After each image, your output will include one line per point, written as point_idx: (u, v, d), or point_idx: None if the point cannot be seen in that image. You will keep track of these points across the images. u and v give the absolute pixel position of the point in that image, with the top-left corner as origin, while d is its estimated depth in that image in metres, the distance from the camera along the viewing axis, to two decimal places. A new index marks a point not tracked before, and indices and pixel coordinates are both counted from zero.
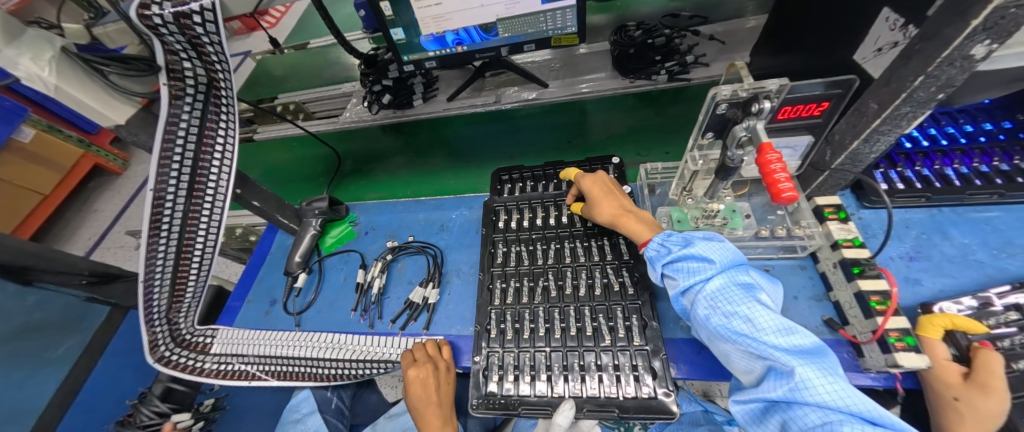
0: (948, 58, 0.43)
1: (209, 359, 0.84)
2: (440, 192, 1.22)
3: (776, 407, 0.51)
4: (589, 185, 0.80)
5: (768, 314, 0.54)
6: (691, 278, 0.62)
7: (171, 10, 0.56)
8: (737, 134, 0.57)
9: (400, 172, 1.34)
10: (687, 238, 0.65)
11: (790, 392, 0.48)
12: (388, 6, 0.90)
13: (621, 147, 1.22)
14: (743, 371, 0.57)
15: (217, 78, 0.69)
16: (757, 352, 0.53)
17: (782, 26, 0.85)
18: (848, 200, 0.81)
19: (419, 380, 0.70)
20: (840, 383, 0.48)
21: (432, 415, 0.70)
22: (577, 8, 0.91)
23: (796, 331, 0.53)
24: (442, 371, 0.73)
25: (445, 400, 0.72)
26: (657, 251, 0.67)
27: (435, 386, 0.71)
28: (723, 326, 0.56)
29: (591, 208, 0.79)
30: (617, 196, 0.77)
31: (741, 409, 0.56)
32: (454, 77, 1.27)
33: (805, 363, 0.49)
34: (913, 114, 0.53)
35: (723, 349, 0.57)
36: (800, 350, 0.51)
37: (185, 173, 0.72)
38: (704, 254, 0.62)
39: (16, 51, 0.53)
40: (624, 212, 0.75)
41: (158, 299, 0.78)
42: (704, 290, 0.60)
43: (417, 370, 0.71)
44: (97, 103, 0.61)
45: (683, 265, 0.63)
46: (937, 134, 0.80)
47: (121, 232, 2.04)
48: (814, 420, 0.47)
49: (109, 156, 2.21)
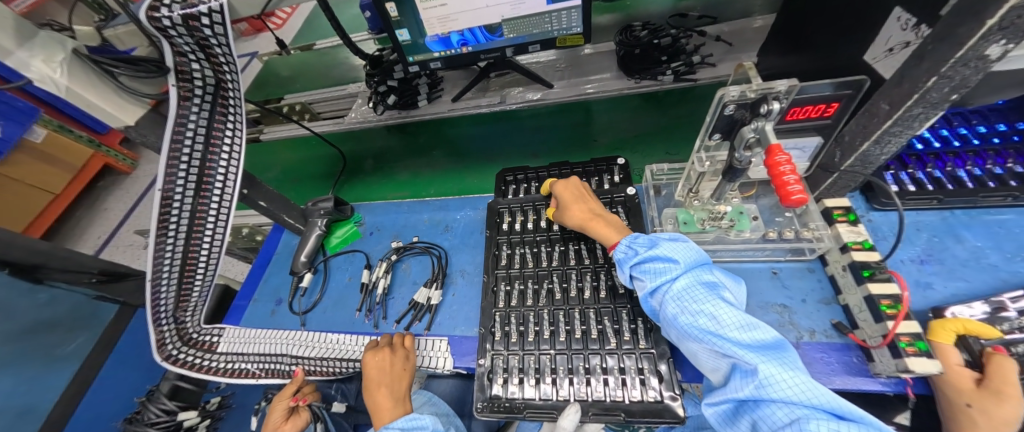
0: (962, 59, 0.43)
1: (216, 358, 0.85)
2: (465, 191, 1.21)
3: (745, 407, 0.51)
4: (560, 190, 0.82)
5: (731, 311, 0.55)
6: (658, 278, 0.62)
7: (180, 12, 0.56)
8: (746, 135, 0.56)
9: (416, 172, 1.34)
10: (652, 240, 0.66)
11: (756, 390, 0.48)
12: (394, 8, 0.90)
13: (636, 148, 1.20)
14: (711, 371, 0.56)
15: (225, 79, 0.70)
16: (723, 350, 0.53)
17: (791, 25, 0.84)
18: (858, 202, 0.80)
19: (376, 363, 0.72)
20: (802, 377, 0.48)
21: (384, 397, 0.70)
22: (583, 8, 0.91)
23: (757, 327, 0.53)
24: (399, 357, 0.73)
25: (400, 385, 0.71)
26: (625, 254, 0.67)
27: (389, 368, 0.71)
28: (690, 325, 0.56)
29: (562, 212, 0.81)
30: (587, 201, 0.79)
31: (713, 411, 0.55)
32: (459, 77, 1.27)
33: (767, 360, 0.50)
34: (926, 115, 0.52)
35: (691, 349, 0.57)
36: (761, 345, 0.52)
37: (193, 174, 0.73)
38: (668, 255, 0.63)
39: (29, 53, 0.54)
40: (593, 216, 0.76)
41: (166, 297, 0.78)
42: (671, 290, 0.60)
43: (374, 354, 0.73)
44: (108, 105, 0.62)
45: (650, 266, 0.64)
46: (949, 136, 0.79)
47: (130, 231, 2.06)
48: (782, 418, 0.46)
49: (118, 156, 2.23)
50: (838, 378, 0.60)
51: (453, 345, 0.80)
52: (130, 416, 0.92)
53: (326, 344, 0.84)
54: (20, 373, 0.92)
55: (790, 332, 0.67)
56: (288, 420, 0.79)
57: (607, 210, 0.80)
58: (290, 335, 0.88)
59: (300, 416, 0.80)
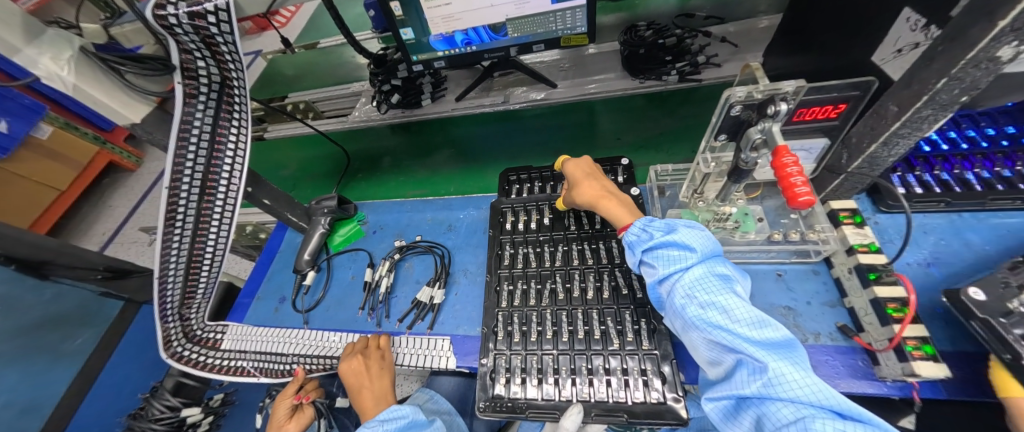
0: (973, 60, 0.42)
1: (219, 355, 0.87)
2: (485, 190, 1.20)
3: (747, 403, 0.51)
4: (571, 168, 0.83)
5: (743, 306, 0.55)
6: (670, 267, 0.62)
7: (186, 11, 0.56)
8: (752, 136, 0.55)
9: (436, 169, 1.33)
10: (669, 225, 0.66)
11: (762, 387, 0.48)
12: (399, 7, 0.90)
13: (660, 146, 1.18)
14: (713, 364, 0.56)
15: (230, 77, 0.70)
16: (731, 344, 0.52)
17: (797, 26, 0.84)
18: (864, 204, 0.79)
19: (352, 369, 0.72)
20: (811, 377, 0.48)
21: (367, 398, 0.71)
22: (588, 7, 0.91)
23: (768, 324, 0.53)
24: (374, 358, 0.75)
25: (381, 387, 0.72)
26: (638, 236, 0.67)
27: (366, 371, 0.72)
28: (698, 316, 0.56)
29: (572, 190, 0.81)
30: (598, 180, 0.79)
31: (714, 406, 0.55)
32: (463, 77, 1.27)
33: (778, 359, 0.50)
34: (935, 117, 0.52)
35: (695, 340, 0.57)
36: (771, 343, 0.52)
37: (199, 171, 0.73)
38: (685, 242, 0.62)
39: (37, 50, 0.54)
40: (605, 194, 0.76)
41: (172, 291, 0.79)
42: (683, 279, 0.60)
43: (350, 362, 0.73)
44: (114, 102, 0.62)
45: (663, 253, 0.63)
46: (957, 138, 0.78)
47: (135, 228, 2.08)
48: (786, 416, 0.45)
49: (123, 153, 2.25)
50: (842, 381, 0.60)
51: (455, 343, 0.80)
52: (133, 412, 0.92)
53: (330, 343, 0.85)
54: (25, 369, 0.92)
55: (795, 334, 0.67)
56: (293, 418, 0.79)
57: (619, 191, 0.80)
58: (295, 334, 0.88)
59: (303, 413, 0.80)
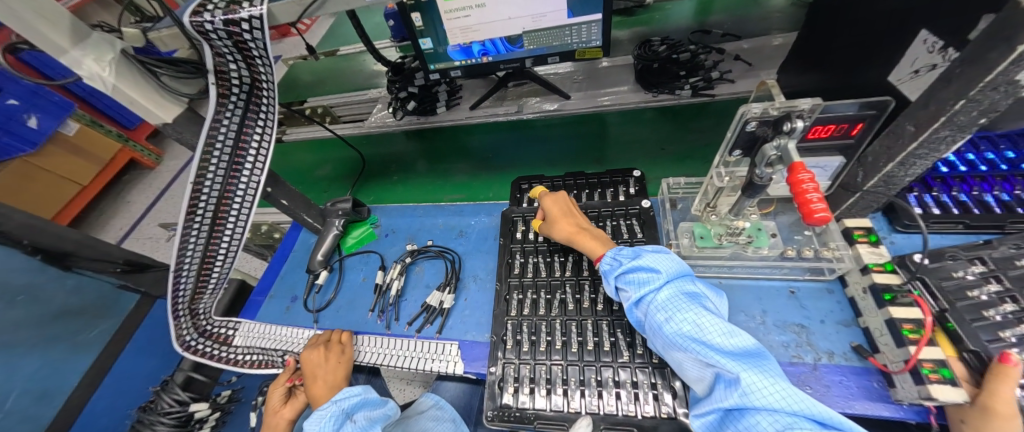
0: (992, 83, 0.42)
1: (233, 350, 0.90)
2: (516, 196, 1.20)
3: (730, 416, 0.50)
4: (550, 203, 0.83)
5: (712, 319, 0.55)
6: (642, 289, 0.63)
7: (221, 18, 0.59)
8: (767, 153, 0.56)
9: (474, 174, 1.33)
10: (636, 251, 0.68)
11: (739, 398, 0.48)
12: (420, 17, 0.93)
13: (709, 156, 1.17)
14: (696, 380, 0.56)
15: (260, 80, 0.72)
16: (707, 359, 0.53)
17: (813, 45, 0.84)
18: (879, 223, 0.79)
19: (311, 360, 0.77)
20: (783, 384, 0.48)
21: (319, 386, 0.74)
22: (604, 22, 0.93)
23: (738, 334, 0.54)
24: (334, 352, 0.79)
25: (333, 377, 0.75)
26: (610, 265, 0.69)
27: (323, 363, 0.76)
28: (675, 333, 0.56)
29: (548, 225, 0.81)
30: (574, 218, 0.80)
31: (700, 421, 0.53)
32: (478, 86, 1.30)
33: (748, 368, 0.50)
34: (953, 138, 0.52)
35: (677, 358, 0.57)
36: (743, 353, 0.52)
37: (222, 169, 0.75)
38: (651, 265, 0.64)
39: (82, 52, 0.57)
40: (579, 229, 0.77)
41: (185, 285, 0.81)
42: (655, 300, 0.61)
43: (309, 351, 0.78)
44: (148, 103, 0.66)
45: (633, 277, 0.64)
46: (976, 160, 0.77)
47: (152, 223, 2.13)
48: (767, 428, 0.45)
49: (144, 151, 2.31)
50: (857, 403, 0.59)
51: (464, 349, 0.81)
52: (144, 405, 0.95)
53: None
54: None
55: (808, 353, 0.66)
56: (287, 403, 0.79)
57: (593, 225, 0.81)
58: (304, 333, 0.90)
59: (297, 398, 0.79)
